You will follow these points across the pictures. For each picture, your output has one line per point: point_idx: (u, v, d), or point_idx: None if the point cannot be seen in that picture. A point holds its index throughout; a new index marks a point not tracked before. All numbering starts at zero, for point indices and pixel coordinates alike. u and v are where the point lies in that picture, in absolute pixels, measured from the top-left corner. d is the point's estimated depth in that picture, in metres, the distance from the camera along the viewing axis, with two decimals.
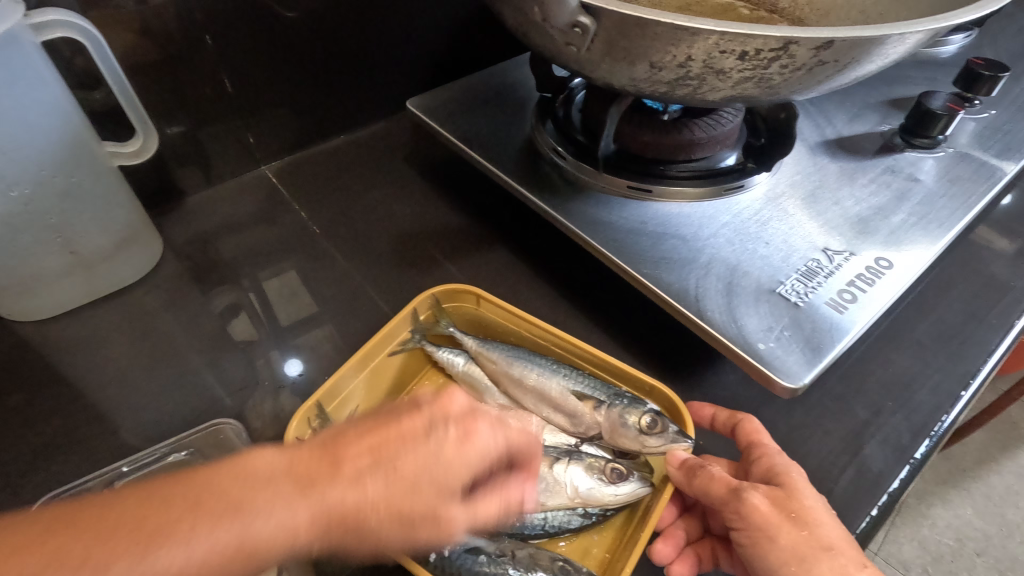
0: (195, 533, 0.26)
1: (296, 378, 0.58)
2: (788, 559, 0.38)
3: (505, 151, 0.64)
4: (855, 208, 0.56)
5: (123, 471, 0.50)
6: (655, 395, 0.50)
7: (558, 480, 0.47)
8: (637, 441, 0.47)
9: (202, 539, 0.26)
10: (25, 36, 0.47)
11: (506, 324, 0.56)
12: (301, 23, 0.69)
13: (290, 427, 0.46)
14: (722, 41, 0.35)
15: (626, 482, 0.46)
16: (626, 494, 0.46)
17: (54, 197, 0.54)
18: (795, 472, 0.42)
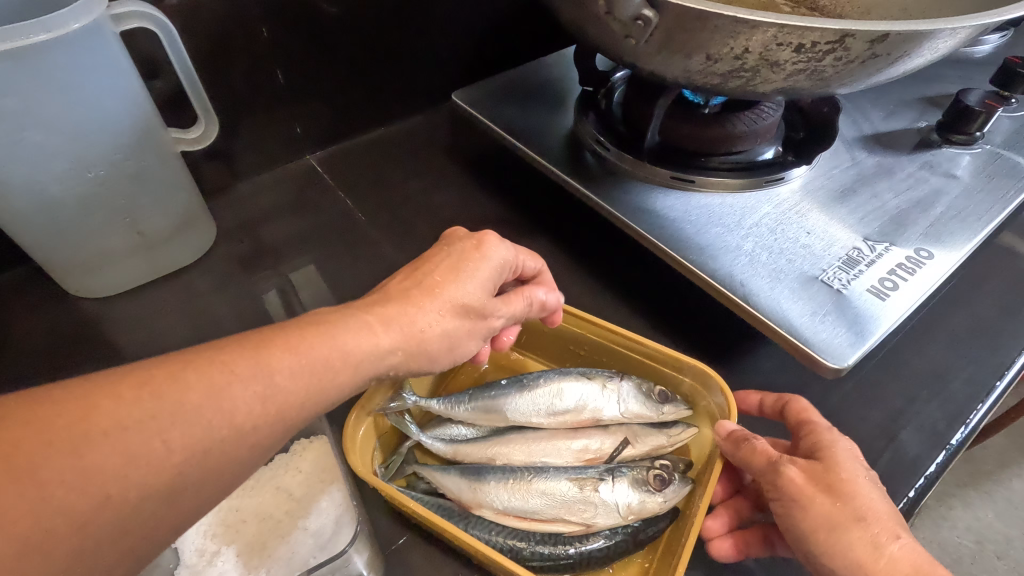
0: (189, 378, 0.28)
1: None
2: (821, 526, 0.39)
3: (549, 142, 0.66)
4: (893, 200, 0.57)
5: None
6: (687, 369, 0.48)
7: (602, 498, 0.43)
8: (663, 436, 0.46)
9: (196, 386, 0.28)
10: (106, 27, 0.50)
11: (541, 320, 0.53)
12: (352, 17, 0.72)
13: (347, 421, 0.43)
14: (780, 33, 0.37)
15: (674, 481, 0.43)
16: (675, 497, 0.42)
17: (123, 179, 0.57)
18: (840, 447, 0.43)
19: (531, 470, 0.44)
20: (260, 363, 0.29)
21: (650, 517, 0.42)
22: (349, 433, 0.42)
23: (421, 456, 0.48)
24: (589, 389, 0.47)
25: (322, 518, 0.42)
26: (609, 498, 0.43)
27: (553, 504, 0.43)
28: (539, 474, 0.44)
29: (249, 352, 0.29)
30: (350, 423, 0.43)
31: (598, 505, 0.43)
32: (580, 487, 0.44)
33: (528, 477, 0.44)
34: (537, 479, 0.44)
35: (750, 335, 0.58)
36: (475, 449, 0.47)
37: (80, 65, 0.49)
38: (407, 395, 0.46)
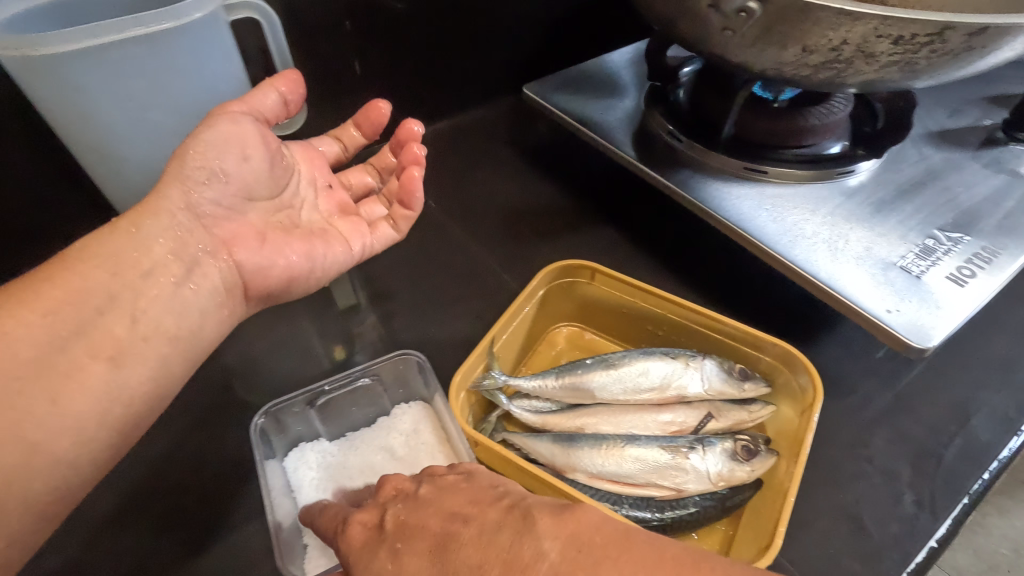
0: None
1: (416, 339, 0.63)
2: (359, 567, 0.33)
3: (620, 133, 0.68)
4: (964, 194, 0.59)
5: (325, 390, 0.47)
6: (767, 348, 0.49)
7: (692, 466, 0.45)
8: (744, 411, 0.48)
9: None
10: (221, 16, 0.54)
11: (622, 301, 0.55)
12: (427, 12, 0.75)
13: (454, 379, 0.45)
14: (881, 26, 0.39)
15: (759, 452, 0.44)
16: (762, 468, 0.44)
17: None
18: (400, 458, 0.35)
19: (624, 439, 0.46)
20: (76, 261, 0.39)
21: (738, 484, 0.44)
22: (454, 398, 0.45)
23: (509, 424, 0.51)
24: (673, 366, 0.50)
25: None
26: (699, 465, 0.45)
27: (644, 469, 0.45)
28: (630, 441, 0.46)
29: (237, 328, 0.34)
30: (456, 390, 0.46)
31: (688, 473, 0.44)
32: (670, 454, 0.45)
33: (622, 445, 0.46)
34: (628, 445, 0.46)
35: (818, 323, 0.60)
36: (563, 420, 0.49)
37: (198, 52, 0.53)
38: (497, 374, 0.49)
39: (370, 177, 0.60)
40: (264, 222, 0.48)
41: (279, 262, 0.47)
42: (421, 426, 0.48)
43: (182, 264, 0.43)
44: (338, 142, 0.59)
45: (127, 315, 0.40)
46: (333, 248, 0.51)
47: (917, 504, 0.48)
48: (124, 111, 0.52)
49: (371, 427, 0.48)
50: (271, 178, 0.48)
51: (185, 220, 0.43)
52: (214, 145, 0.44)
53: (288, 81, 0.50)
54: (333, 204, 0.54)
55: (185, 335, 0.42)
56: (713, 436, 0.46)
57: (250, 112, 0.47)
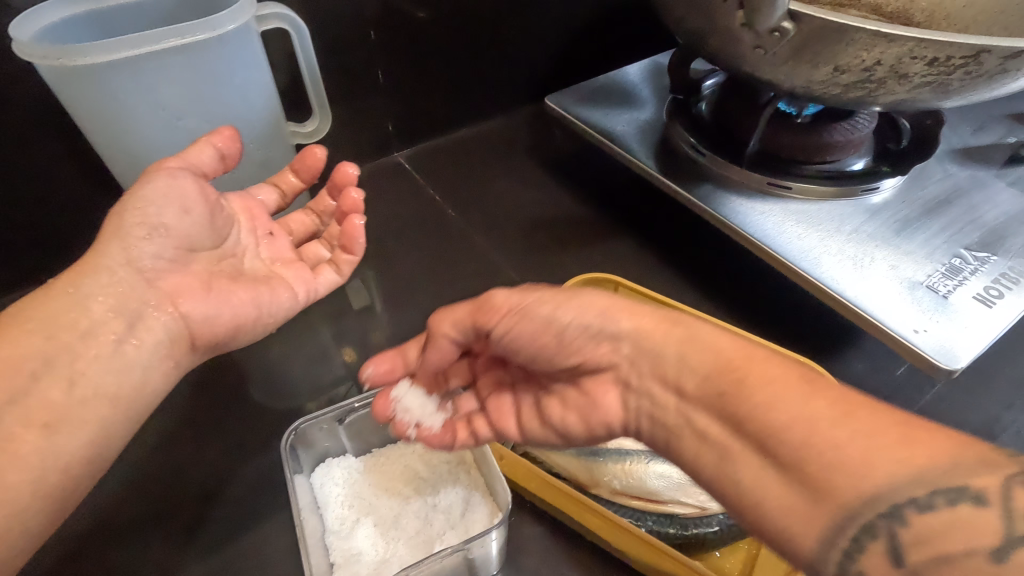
0: None
1: None
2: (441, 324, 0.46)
3: (642, 145, 0.68)
4: (990, 212, 0.58)
5: (356, 407, 0.47)
6: None
7: None
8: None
9: None
10: (253, 26, 0.54)
11: None
12: (450, 22, 0.76)
13: (482, 394, 0.46)
14: (916, 48, 0.39)
15: None
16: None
17: (250, 167, 0.61)
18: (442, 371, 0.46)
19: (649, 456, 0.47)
20: (19, 319, 0.41)
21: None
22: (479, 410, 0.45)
23: None
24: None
25: (450, 496, 0.46)
26: None
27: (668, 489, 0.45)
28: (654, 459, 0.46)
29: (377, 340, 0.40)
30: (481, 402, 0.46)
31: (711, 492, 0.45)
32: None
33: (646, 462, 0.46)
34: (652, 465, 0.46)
35: (839, 340, 0.59)
36: None
37: (231, 62, 0.53)
38: None
39: (310, 219, 0.59)
40: (206, 272, 0.48)
41: (226, 310, 0.47)
42: None
43: (124, 319, 0.43)
44: (277, 189, 0.57)
45: (64, 378, 0.41)
46: (277, 295, 0.51)
47: None
48: (158, 121, 0.52)
49: (397, 443, 0.49)
50: (213, 230, 0.48)
51: (122, 275, 0.44)
52: (153, 200, 0.44)
53: (225, 136, 0.49)
54: (274, 251, 0.54)
55: (127, 393, 0.43)
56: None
57: (186, 167, 0.46)
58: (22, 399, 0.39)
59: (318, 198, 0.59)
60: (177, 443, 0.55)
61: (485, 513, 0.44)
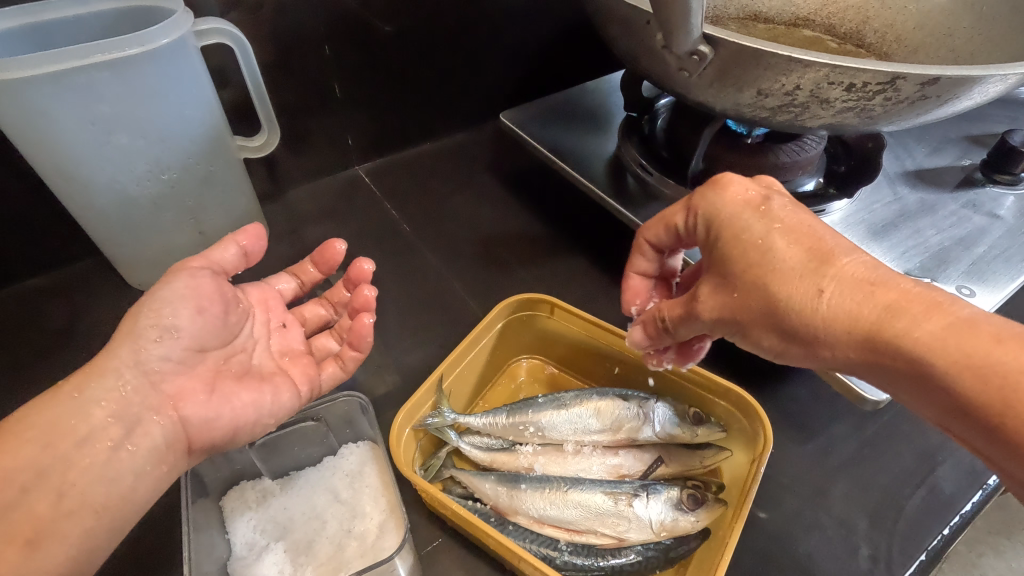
0: None
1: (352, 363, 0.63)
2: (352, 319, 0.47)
3: (591, 164, 0.68)
4: (936, 236, 0.58)
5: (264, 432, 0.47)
6: (722, 393, 0.48)
7: (637, 516, 0.44)
8: (696, 457, 0.47)
9: None
10: (190, 41, 0.54)
11: (579, 336, 0.55)
12: (408, 37, 0.76)
13: (395, 419, 0.44)
14: (832, 73, 0.39)
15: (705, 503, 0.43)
16: (705, 518, 0.43)
17: (193, 181, 0.61)
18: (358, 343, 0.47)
19: (568, 481, 0.46)
20: (19, 423, 0.36)
21: (682, 535, 0.43)
22: (394, 433, 0.44)
23: (458, 461, 0.50)
24: (625, 410, 0.49)
25: (366, 522, 0.44)
26: (642, 514, 0.44)
27: (588, 515, 0.45)
28: (575, 485, 0.46)
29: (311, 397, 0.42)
30: (397, 429, 0.45)
31: (632, 521, 0.44)
32: (614, 500, 0.45)
33: (566, 488, 0.45)
34: (572, 491, 0.45)
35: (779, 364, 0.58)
36: (511, 459, 0.49)
37: (166, 76, 0.53)
38: (445, 412, 0.48)
39: (323, 309, 0.54)
40: (213, 371, 0.42)
41: (226, 411, 0.41)
42: (367, 468, 0.47)
43: (123, 425, 0.38)
44: (295, 278, 0.53)
45: (53, 490, 0.35)
46: (280, 395, 0.45)
47: (872, 560, 0.46)
48: (90, 135, 0.52)
49: (317, 467, 0.48)
50: (224, 326, 0.43)
51: (127, 378, 0.39)
52: (171, 301, 0.40)
53: (251, 235, 0.47)
54: (284, 343, 0.49)
55: (114, 504, 0.37)
56: (660, 484, 0.45)
57: (208, 266, 0.44)
58: (8, 514, 0.33)
59: (333, 287, 0.54)
60: None
61: (395, 540, 0.42)
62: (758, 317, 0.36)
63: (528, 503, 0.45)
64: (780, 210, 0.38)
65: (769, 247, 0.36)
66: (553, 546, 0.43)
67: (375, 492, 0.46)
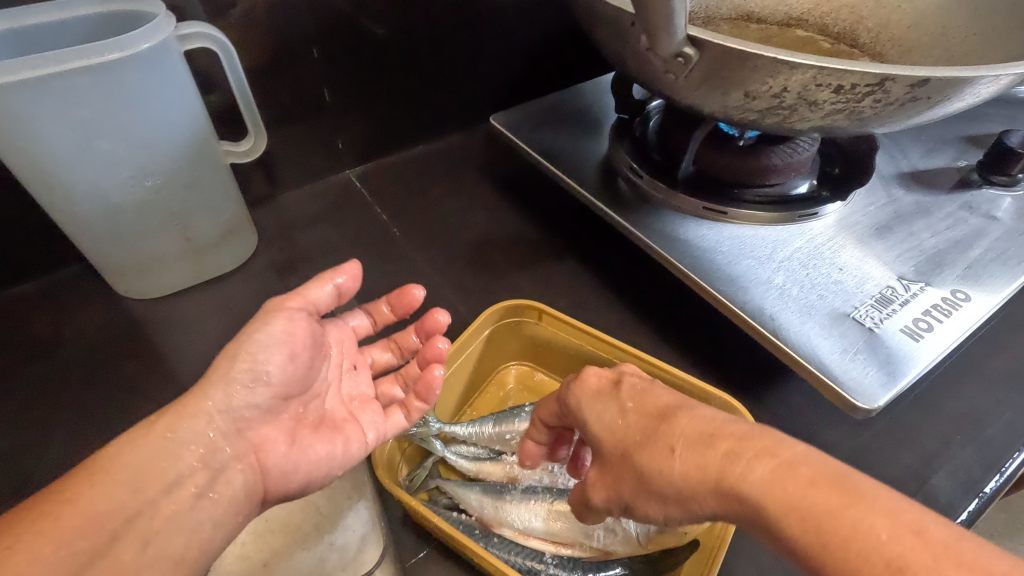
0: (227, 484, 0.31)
1: None
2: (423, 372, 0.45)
3: (583, 167, 0.67)
4: (931, 240, 0.57)
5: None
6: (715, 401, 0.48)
7: (623, 528, 0.44)
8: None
9: None
10: (173, 46, 0.53)
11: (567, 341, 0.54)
12: (399, 39, 0.75)
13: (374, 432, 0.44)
14: (819, 75, 0.38)
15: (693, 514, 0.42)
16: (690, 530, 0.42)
17: (178, 187, 0.60)
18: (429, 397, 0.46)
19: (552, 493, 0.46)
20: (114, 461, 0.35)
21: (667, 548, 0.42)
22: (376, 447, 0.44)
23: (445, 471, 0.50)
24: None
25: (347, 535, 0.42)
26: (628, 526, 0.44)
27: (573, 527, 0.44)
28: (560, 496, 0.45)
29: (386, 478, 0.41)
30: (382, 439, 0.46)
31: (618, 533, 0.43)
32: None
33: (550, 500, 0.45)
34: (556, 502, 0.45)
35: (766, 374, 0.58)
36: (497, 469, 0.49)
37: (148, 81, 0.52)
38: (430, 422, 0.48)
39: (390, 353, 0.53)
40: (294, 420, 0.42)
41: (304, 462, 0.41)
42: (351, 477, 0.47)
43: (208, 471, 0.37)
44: (369, 316, 0.51)
45: (139, 538, 0.34)
46: (350, 445, 0.44)
47: None
48: (72, 143, 0.51)
49: None
50: (308, 372, 0.43)
51: (217, 424, 0.38)
52: (267, 345, 0.40)
53: (348, 274, 0.46)
54: (354, 387, 0.48)
55: (193, 556, 0.35)
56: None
57: (305, 307, 0.44)
58: (92, 565, 0.31)
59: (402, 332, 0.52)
60: None
61: (376, 554, 0.43)
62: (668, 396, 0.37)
63: (512, 515, 0.45)
64: (629, 392, 0.40)
65: (625, 424, 0.38)
66: (538, 558, 0.43)
67: (359, 505, 0.46)
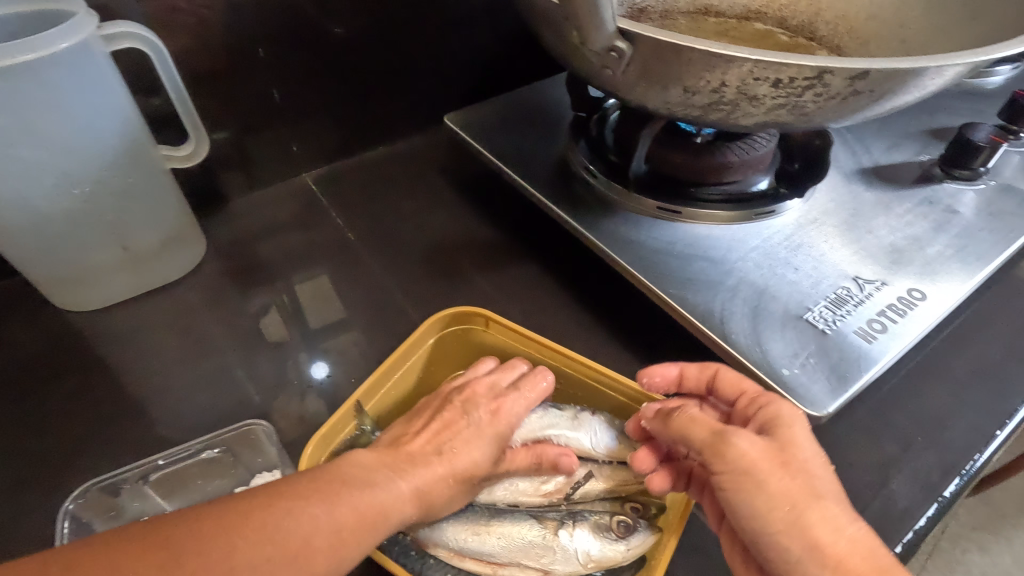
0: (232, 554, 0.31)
1: (321, 380, 0.60)
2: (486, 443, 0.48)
3: (539, 167, 0.65)
4: (889, 237, 0.55)
5: (159, 464, 0.53)
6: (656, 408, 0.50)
7: (566, 547, 0.45)
8: (629, 474, 0.49)
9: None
10: (96, 47, 0.51)
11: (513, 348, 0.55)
12: (352, 38, 0.72)
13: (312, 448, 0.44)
14: (756, 69, 0.36)
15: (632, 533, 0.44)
16: (639, 545, 0.44)
17: (111, 194, 0.57)
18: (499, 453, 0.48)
19: (492, 513, 0.47)
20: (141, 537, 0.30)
21: (611, 567, 0.44)
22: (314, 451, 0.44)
23: None
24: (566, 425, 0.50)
25: None
26: (568, 545, 0.45)
27: (516, 548, 0.45)
28: (502, 518, 0.47)
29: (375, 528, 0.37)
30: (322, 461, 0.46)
31: (559, 553, 0.45)
32: (541, 531, 0.46)
33: (490, 520, 0.46)
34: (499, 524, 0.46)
35: None
36: None
37: (68, 84, 0.50)
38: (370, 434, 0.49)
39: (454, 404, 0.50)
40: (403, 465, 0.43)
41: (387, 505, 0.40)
42: None
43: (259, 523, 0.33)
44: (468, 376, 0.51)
45: None
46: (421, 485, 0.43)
47: None
48: None
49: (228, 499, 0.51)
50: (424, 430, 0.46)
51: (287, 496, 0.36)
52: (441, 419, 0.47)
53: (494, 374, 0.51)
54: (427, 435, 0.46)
55: None
56: (588, 512, 0.47)
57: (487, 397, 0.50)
58: None
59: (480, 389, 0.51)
60: (20, 496, 0.51)
61: None
62: (836, 490, 0.38)
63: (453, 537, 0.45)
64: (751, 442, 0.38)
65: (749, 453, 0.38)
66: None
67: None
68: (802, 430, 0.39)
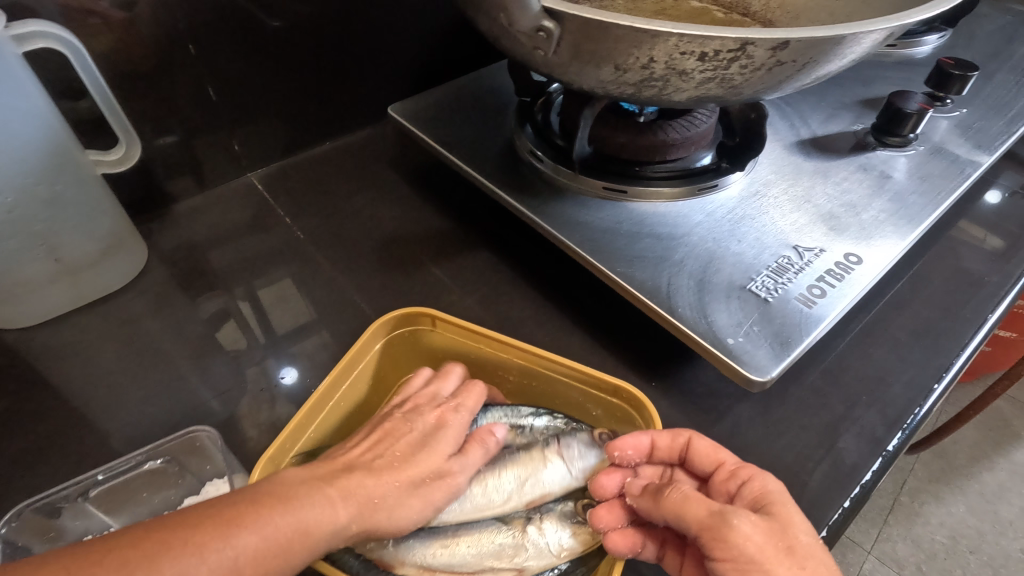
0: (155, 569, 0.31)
1: (288, 384, 0.58)
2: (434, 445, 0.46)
3: (485, 154, 0.64)
4: (826, 204, 0.57)
5: (99, 479, 0.48)
6: (613, 392, 0.51)
7: (538, 542, 0.47)
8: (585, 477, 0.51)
9: None
10: (5, 47, 0.48)
11: (463, 342, 0.56)
12: (287, 30, 0.70)
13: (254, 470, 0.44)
14: (681, 43, 0.36)
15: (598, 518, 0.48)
16: None
17: (37, 205, 0.55)
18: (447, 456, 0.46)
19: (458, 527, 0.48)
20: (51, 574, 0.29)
21: (583, 553, 0.47)
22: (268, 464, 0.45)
23: None
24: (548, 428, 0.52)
25: None
26: (540, 540, 0.47)
27: (488, 550, 0.47)
28: (466, 526, 0.48)
29: (217, 530, 0.33)
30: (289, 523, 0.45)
31: (532, 546, 0.47)
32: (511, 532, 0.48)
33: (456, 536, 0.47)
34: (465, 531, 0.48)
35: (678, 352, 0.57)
36: None
37: None
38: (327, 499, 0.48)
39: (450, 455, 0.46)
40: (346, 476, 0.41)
41: (298, 523, 0.36)
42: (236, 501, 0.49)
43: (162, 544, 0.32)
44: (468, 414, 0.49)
45: None
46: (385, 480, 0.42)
47: None
48: None
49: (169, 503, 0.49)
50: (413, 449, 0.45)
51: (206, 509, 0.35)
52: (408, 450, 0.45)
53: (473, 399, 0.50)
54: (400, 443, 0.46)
55: None
56: (552, 503, 0.50)
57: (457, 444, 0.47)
58: None
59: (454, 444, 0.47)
60: None
61: None
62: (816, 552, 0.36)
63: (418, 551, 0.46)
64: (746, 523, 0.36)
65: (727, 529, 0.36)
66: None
67: None
68: (796, 511, 0.38)
